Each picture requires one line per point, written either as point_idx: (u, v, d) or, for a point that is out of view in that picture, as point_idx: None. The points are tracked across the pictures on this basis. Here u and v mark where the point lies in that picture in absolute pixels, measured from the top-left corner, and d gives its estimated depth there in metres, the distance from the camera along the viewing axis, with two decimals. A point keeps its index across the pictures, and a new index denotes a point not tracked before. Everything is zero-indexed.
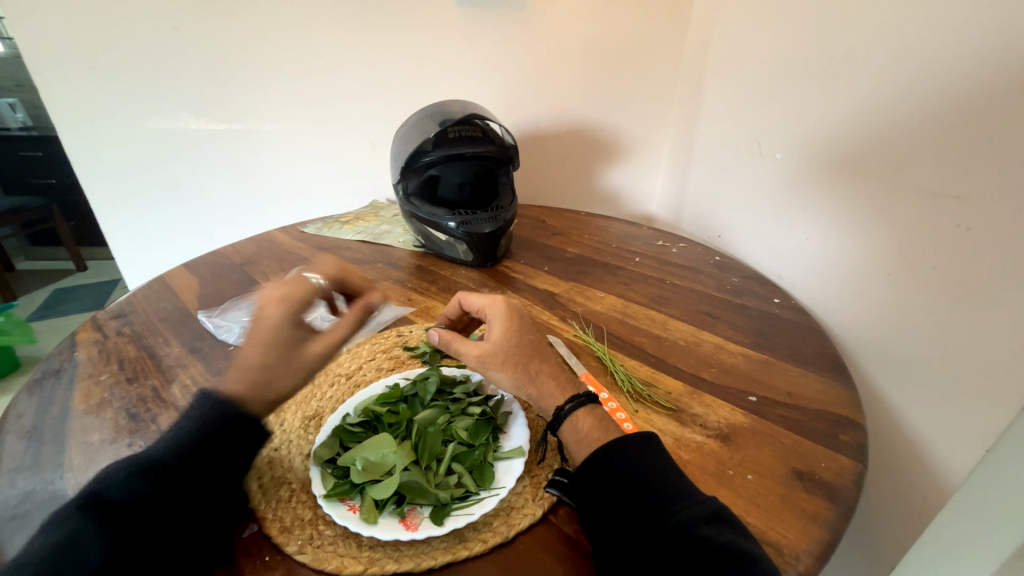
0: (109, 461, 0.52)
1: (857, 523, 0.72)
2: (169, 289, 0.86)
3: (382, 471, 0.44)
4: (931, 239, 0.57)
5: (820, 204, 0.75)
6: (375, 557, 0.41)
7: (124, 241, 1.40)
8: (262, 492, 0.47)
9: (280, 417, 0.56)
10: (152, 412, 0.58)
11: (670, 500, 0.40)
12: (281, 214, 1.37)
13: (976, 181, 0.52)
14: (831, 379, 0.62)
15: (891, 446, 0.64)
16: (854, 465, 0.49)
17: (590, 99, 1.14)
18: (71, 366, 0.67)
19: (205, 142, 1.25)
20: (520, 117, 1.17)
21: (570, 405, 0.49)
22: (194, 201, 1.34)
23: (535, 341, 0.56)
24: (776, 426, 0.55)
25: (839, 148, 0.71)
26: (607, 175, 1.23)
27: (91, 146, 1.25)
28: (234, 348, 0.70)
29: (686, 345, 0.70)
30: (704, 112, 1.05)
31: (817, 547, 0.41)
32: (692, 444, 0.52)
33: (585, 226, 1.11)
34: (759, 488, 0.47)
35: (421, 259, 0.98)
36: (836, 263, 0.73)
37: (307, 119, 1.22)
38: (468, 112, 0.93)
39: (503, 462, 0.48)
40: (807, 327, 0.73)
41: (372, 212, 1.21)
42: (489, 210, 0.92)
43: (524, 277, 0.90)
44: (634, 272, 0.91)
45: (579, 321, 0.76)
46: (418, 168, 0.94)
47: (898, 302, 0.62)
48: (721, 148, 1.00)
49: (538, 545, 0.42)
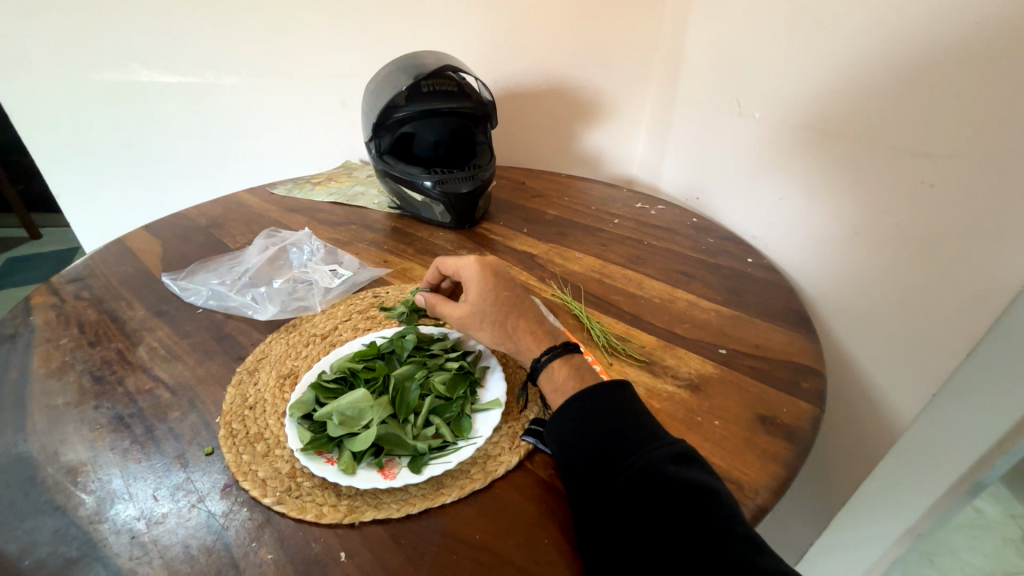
0: (76, 424, 0.51)
1: (815, 466, 0.77)
2: (130, 251, 0.82)
3: (360, 424, 0.44)
4: (898, 197, 0.59)
5: (793, 165, 0.75)
6: (355, 505, 0.42)
7: (86, 203, 1.36)
8: (238, 449, 0.47)
9: (253, 376, 0.56)
10: (119, 374, 0.57)
11: (640, 443, 0.42)
12: (248, 175, 1.30)
13: (946, 138, 0.53)
14: (796, 332, 0.64)
15: (848, 394, 0.68)
16: (812, 409, 0.52)
17: (568, 54, 1.09)
18: (27, 330, 0.64)
19: (160, 96, 1.18)
20: (498, 72, 1.12)
21: (547, 357, 0.50)
22: (156, 161, 1.28)
23: (512, 297, 0.55)
24: (743, 375, 0.57)
25: (813, 108, 0.71)
26: (587, 136, 1.20)
27: (41, 99, 1.19)
28: (203, 310, 0.68)
29: (661, 303, 0.71)
30: (684, 70, 1.01)
31: (774, 482, 0.44)
32: (663, 394, 0.54)
33: (565, 188, 1.10)
34: (725, 432, 0.50)
35: (397, 221, 0.95)
36: (806, 222, 0.74)
37: (268, 71, 1.13)
38: (441, 64, 0.88)
39: (480, 414, 0.49)
40: (777, 284, 0.75)
41: (344, 173, 1.16)
42: (466, 170, 0.89)
43: (502, 238, 0.89)
44: (612, 234, 0.91)
45: (556, 281, 0.76)
46: (390, 125, 0.89)
47: (863, 261, 0.64)
48: (700, 106, 0.97)
49: (514, 489, 0.44)
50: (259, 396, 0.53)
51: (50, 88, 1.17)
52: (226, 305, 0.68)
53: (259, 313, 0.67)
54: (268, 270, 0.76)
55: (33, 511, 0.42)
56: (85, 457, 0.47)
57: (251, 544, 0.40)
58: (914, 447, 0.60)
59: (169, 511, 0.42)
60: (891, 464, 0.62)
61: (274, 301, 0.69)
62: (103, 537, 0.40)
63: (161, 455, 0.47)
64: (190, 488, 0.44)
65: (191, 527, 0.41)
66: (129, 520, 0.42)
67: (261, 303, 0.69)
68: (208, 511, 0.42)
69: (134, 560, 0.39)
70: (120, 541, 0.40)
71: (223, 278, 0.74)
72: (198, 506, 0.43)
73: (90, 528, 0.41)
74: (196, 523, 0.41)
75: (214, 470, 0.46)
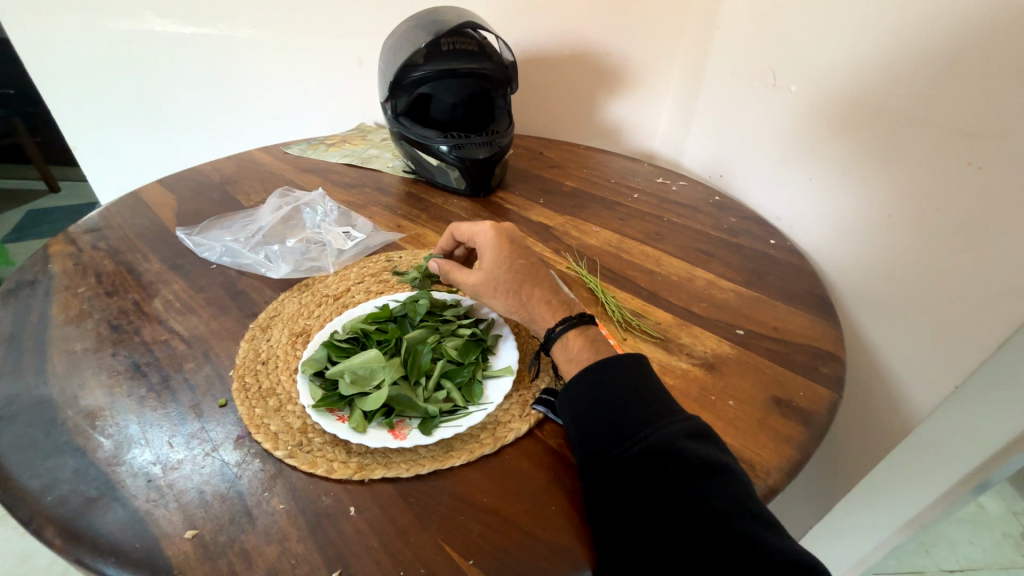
0: (94, 370, 0.51)
1: (824, 450, 0.77)
2: (144, 205, 0.82)
3: (371, 384, 0.44)
4: (937, 180, 0.55)
5: (826, 144, 0.71)
6: (365, 463, 0.42)
7: (110, 155, 1.38)
8: (251, 402, 0.48)
9: (266, 333, 0.56)
10: (135, 324, 0.57)
11: (652, 418, 0.41)
12: (262, 133, 1.29)
13: (994, 118, 0.49)
14: (817, 317, 0.62)
15: (867, 381, 0.67)
16: (830, 394, 0.51)
17: (593, 17, 1.03)
18: (46, 277, 0.65)
19: (173, 47, 1.16)
20: (520, 34, 1.07)
21: (562, 328, 0.49)
22: (172, 114, 1.28)
23: (528, 266, 0.54)
24: (760, 357, 0.56)
25: (852, 83, 0.66)
26: (609, 107, 1.14)
27: (58, 45, 1.18)
28: (217, 266, 0.68)
29: (679, 280, 0.69)
30: (716, 38, 0.95)
31: (787, 464, 0.44)
32: (677, 371, 0.54)
33: (584, 159, 1.06)
34: (739, 413, 0.49)
35: (411, 186, 0.93)
36: (834, 205, 0.71)
37: (280, 24, 1.09)
38: (461, 21, 0.84)
39: (491, 381, 0.48)
40: (800, 268, 0.73)
41: (359, 135, 1.13)
42: (484, 135, 0.86)
43: (518, 207, 0.87)
44: (630, 208, 0.88)
45: (572, 254, 0.75)
46: (407, 85, 0.86)
47: (891, 247, 0.61)
48: (730, 78, 0.92)
49: (524, 457, 0.44)
50: (275, 351, 0.53)
51: (65, 35, 1.16)
52: (239, 263, 0.68)
53: (272, 271, 0.67)
54: (282, 229, 0.75)
55: (54, 451, 0.43)
56: (103, 402, 0.48)
57: (263, 494, 0.40)
58: (929, 439, 0.59)
59: (185, 458, 0.43)
60: (902, 454, 0.62)
61: (287, 260, 0.69)
62: (121, 479, 0.41)
63: (177, 404, 0.48)
64: (204, 438, 0.45)
65: (205, 475, 0.42)
66: (145, 464, 0.43)
67: (274, 261, 0.69)
68: (222, 460, 0.43)
69: (151, 502, 0.40)
70: (137, 483, 0.41)
71: (237, 235, 0.73)
72: (212, 455, 0.43)
73: (109, 469, 0.42)
74: (210, 470, 0.42)
75: (228, 421, 0.46)
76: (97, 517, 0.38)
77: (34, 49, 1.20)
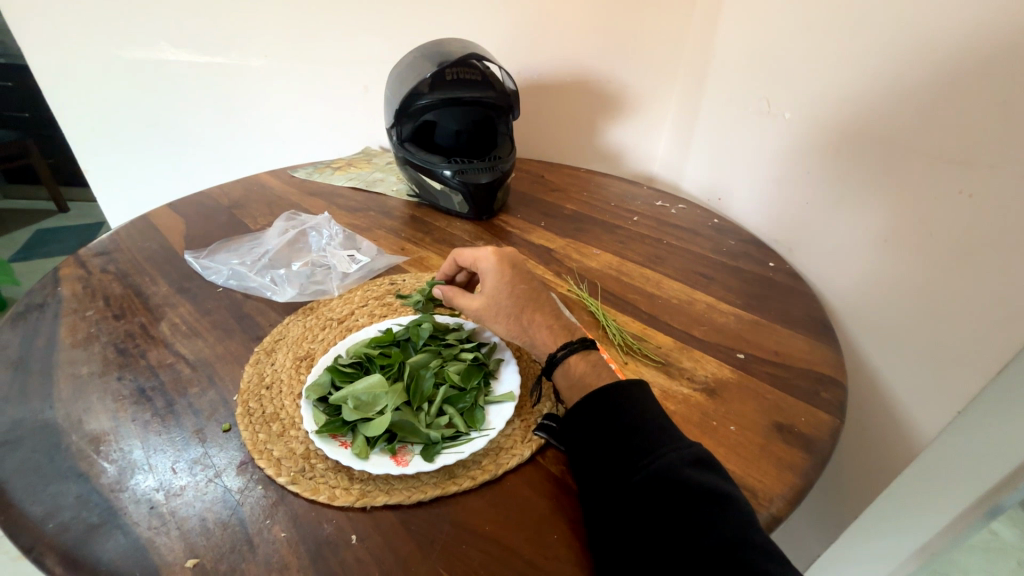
0: (99, 394, 0.52)
1: (830, 474, 0.75)
2: (153, 228, 0.84)
3: (374, 410, 0.45)
4: (933, 206, 0.56)
5: (823, 169, 0.73)
6: (366, 489, 0.42)
7: (120, 178, 1.41)
8: (254, 427, 0.48)
9: (270, 357, 0.56)
10: (141, 347, 0.58)
11: (655, 443, 0.41)
12: (269, 157, 1.32)
13: (985, 148, 0.51)
14: (818, 342, 0.63)
15: (870, 405, 0.66)
16: (832, 420, 0.51)
17: (593, 48, 1.07)
18: (55, 300, 0.66)
19: (186, 75, 1.20)
20: (523, 63, 1.10)
21: (564, 352, 0.50)
22: (182, 138, 1.31)
23: (530, 291, 0.55)
24: (761, 382, 0.56)
25: (844, 113, 0.68)
26: (609, 132, 1.17)
27: (76, 74, 1.22)
28: (224, 289, 0.69)
29: (679, 304, 0.70)
30: (713, 67, 0.98)
31: (790, 492, 0.44)
32: (679, 396, 0.54)
33: (585, 183, 1.08)
34: (741, 439, 0.49)
35: (415, 209, 0.95)
36: (833, 228, 0.72)
37: (291, 55, 1.14)
38: (466, 52, 0.87)
39: (494, 406, 0.49)
40: (800, 291, 0.74)
41: (364, 159, 1.16)
42: (486, 161, 0.88)
43: (519, 230, 0.89)
44: (630, 231, 0.90)
45: (573, 277, 0.76)
46: (412, 112, 0.89)
47: (890, 271, 0.62)
48: (727, 105, 0.94)
49: (526, 483, 0.44)
50: (280, 375, 0.54)
51: (82, 65, 1.21)
52: (245, 286, 0.69)
53: (278, 294, 0.68)
54: (287, 253, 0.77)
55: (57, 476, 0.44)
56: (107, 427, 0.48)
57: (265, 521, 0.40)
58: (936, 465, 0.58)
59: (187, 484, 0.43)
60: (908, 479, 0.61)
61: (292, 283, 0.70)
62: (123, 506, 0.41)
63: (180, 429, 0.48)
64: (207, 463, 0.45)
65: (207, 502, 0.42)
66: (148, 490, 0.43)
67: (280, 285, 0.70)
68: (224, 486, 0.43)
69: (152, 529, 0.40)
70: (139, 510, 0.41)
71: (244, 258, 0.75)
72: (215, 481, 0.43)
73: (111, 496, 0.42)
74: (213, 497, 0.42)
75: (230, 447, 0.47)
76: (98, 545, 0.38)
77: (50, 77, 1.24)
